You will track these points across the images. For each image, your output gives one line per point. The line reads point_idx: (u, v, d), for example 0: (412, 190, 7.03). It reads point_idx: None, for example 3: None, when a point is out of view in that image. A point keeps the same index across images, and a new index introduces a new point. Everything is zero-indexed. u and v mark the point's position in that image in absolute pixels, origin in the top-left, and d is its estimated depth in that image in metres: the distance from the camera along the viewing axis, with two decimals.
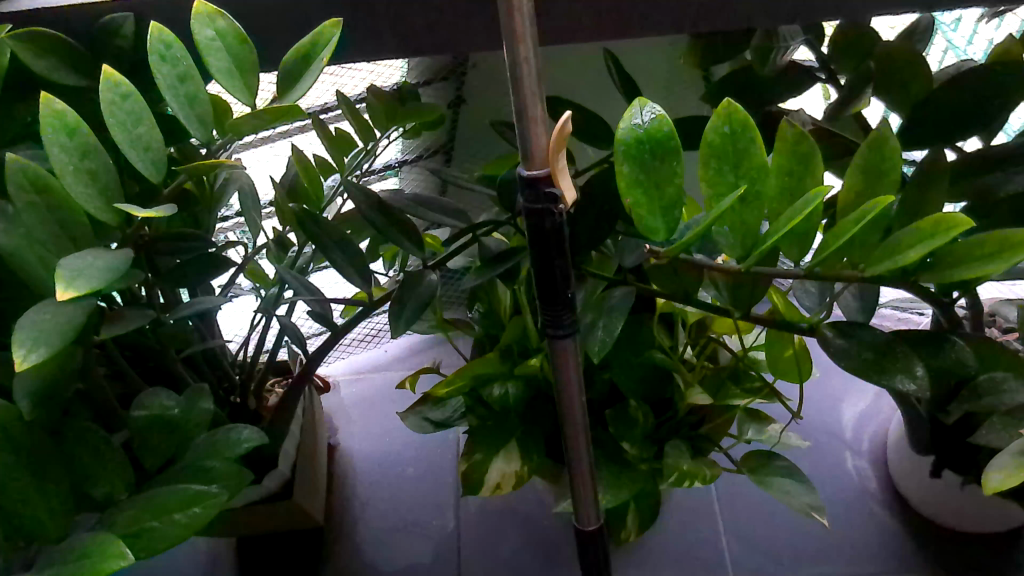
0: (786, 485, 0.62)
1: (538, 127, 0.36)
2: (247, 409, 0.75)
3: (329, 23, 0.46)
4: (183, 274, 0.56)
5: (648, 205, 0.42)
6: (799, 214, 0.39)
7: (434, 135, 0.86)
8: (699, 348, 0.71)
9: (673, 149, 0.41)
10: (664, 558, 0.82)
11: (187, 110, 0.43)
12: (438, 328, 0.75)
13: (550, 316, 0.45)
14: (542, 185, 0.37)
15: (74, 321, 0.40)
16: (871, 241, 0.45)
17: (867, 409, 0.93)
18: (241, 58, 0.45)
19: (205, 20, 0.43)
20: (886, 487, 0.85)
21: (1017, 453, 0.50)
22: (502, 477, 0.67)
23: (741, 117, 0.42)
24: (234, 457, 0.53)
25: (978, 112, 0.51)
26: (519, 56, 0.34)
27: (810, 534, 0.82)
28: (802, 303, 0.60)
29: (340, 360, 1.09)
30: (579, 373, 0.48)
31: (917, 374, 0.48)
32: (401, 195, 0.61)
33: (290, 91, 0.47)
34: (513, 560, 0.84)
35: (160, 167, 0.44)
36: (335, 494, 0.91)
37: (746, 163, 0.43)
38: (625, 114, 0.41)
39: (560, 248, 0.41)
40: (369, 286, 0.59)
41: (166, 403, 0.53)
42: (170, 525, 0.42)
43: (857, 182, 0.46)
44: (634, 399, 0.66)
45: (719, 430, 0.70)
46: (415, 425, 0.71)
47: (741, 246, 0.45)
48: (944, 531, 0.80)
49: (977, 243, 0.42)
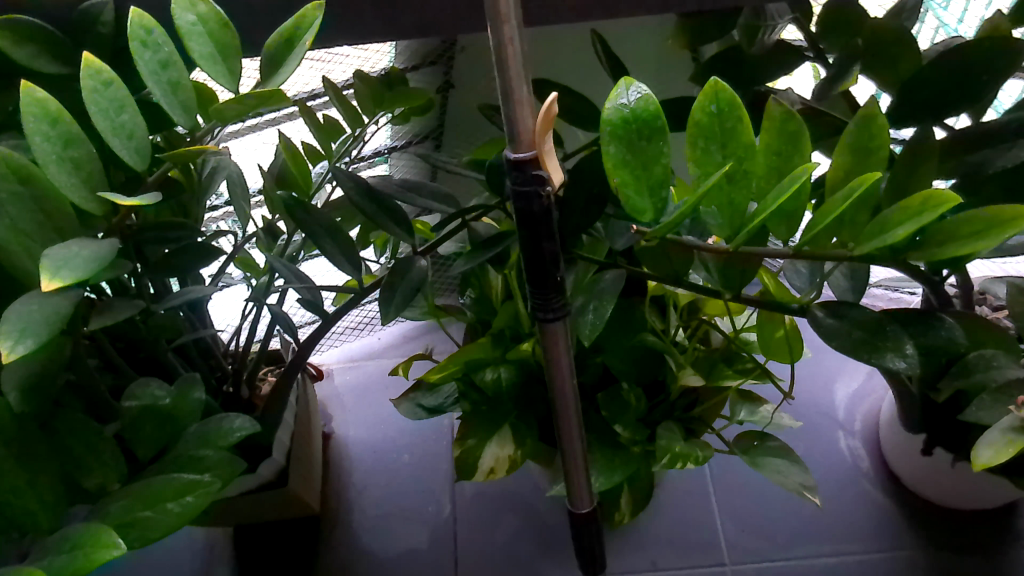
0: (778, 465, 0.62)
1: (525, 109, 0.36)
2: (240, 398, 0.75)
3: (311, 6, 0.44)
4: (172, 263, 0.56)
5: (636, 184, 0.41)
6: (786, 191, 0.39)
7: (423, 121, 0.86)
8: (691, 330, 0.72)
9: (660, 129, 0.40)
10: (659, 540, 0.82)
11: (171, 97, 0.43)
12: (430, 314, 0.74)
13: (540, 299, 0.45)
14: (530, 168, 0.38)
15: (60, 312, 0.40)
16: (861, 219, 0.45)
17: (860, 389, 0.94)
18: (223, 42, 0.44)
19: (185, 5, 0.42)
20: (878, 465, 0.86)
21: (1005, 431, 0.50)
22: (496, 462, 0.67)
23: (729, 97, 0.41)
24: (228, 446, 0.53)
25: (966, 89, 0.51)
26: (504, 36, 0.34)
27: (803, 512, 0.83)
28: (792, 283, 0.59)
29: (332, 349, 1.08)
30: (569, 355, 0.49)
31: (907, 352, 0.48)
32: (390, 181, 0.61)
33: (272, 76, 0.45)
34: (510, 543, 0.84)
35: (144, 155, 0.43)
36: (331, 482, 0.91)
37: (734, 142, 0.42)
38: (611, 94, 0.40)
39: (549, 231, 0.41)
40: (360, 273, 0.59)
41: (158, 393, 0.53)
42: (164, 515, 0.42)
43: (845, 161, 0.45)
44: (626, 382, 0.66)
45: (711, 412, 0.70)
46: (408, 412, 0.71)
47: (729, 225, 0.44)
48: (935, 509, 0.81)
49: (965, 220, 0.42)
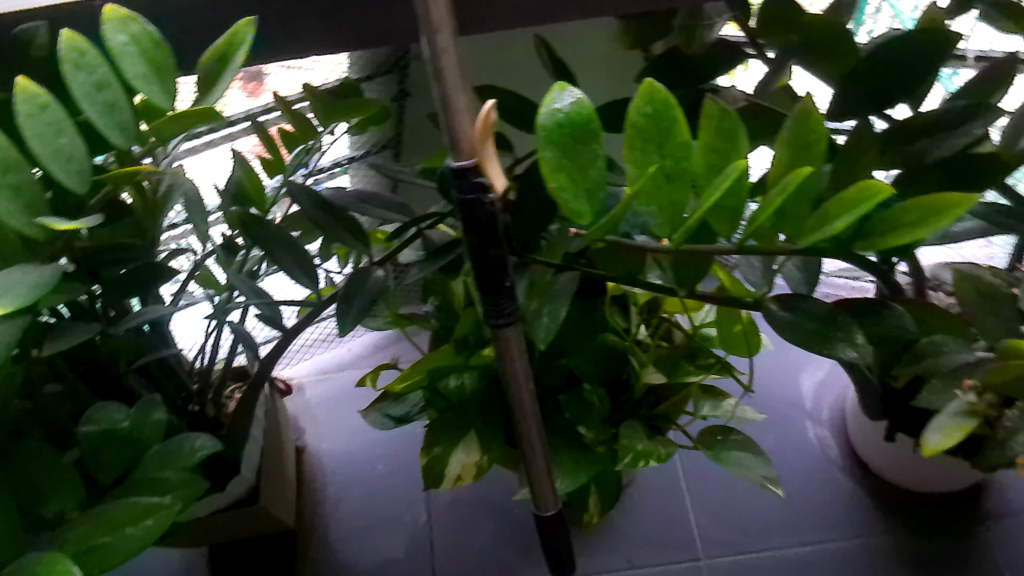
0: (743, 459, 0.63)
1: (463, 117, 0.37)
2: (206, 417, 0.75)
3: (242, 22, 0.44)
4: (128, 284, 0.55)
5: (573, 187, 0.41)
6: (720, 187, 0.39)
7: (381, 130, 0.85)
8: (653, 328, 0.73)
9: (594, 132, 0.40)
10: (635, 537, 0.83)
11: (108, 119, 0.42)
12: (393, 324, 0.73)
13: (491, 304, 0.45)
14: (472, 175, 0.38)
15: (6, 339, 0.39)
16: (803, 211, 0.45)
17: (826, 378, 0.94)
18: (158, 62, 0.43)
19: (117, 25, 0.42)
20: (847, 453, 0.87)
21: (952, 416, 0.55)
22: (463, 469, 0.67)
23: (662, 97, 0.41)
24: (191, 466, 0.53)
25: (902, 81, 0.52)
26: (439, 47, 0.35)
27: (776, 503, 0.83)
28: (746, 278, 0.59)
29: (301, 362, 1.06)
30: (523, 359, 0.49)
31: (858, 341, 0.49)
32: (344, 192, 0.60)
33: (207, 95, 0.44)
34: (487, 549, 0.84)
35: (85, 178, 0.43)
36: (305, 496, 0.91)
37: (671, 142, 0.42)
38: (546, 99, 0.40)
39: (496, 236, 0.41)
40: (318, 285, 0.60)
41: (116, 417, 0.52)
42: (124, 540, 0.42)
43: (784, 157, 0.45)
44: (589, 383, 0.67)
45: (677, 408, 0.70)
46: (376, 423, 0.71)
47: (669, 223, 0.44)
48: (904, 494, 0.82)
49: (902, 211, 0.43)
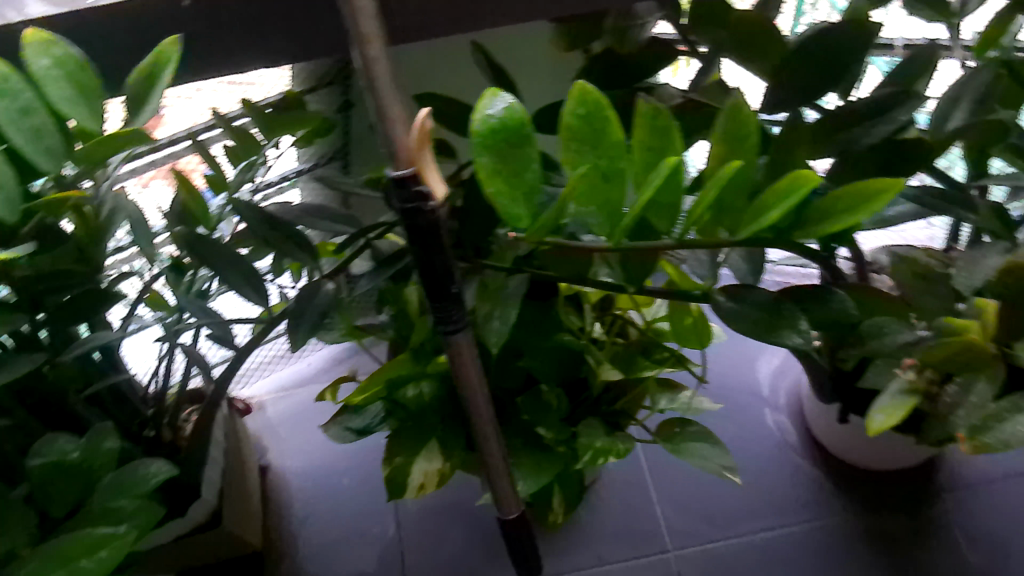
0: (701, 449, 0.64)
1: (398, 127, 0.37)
2: (162, 442, 0.73)
3: (168, 40, 0.43)
4: (75, 309, 0.54)
5: (510, 192, 0.42)
6: (651, 185, 0.40)
7: (327, 142, 0.85)
8: (608, 325, 0.74)
9: (526, 136, 0.41)
10: (604, 533, 0.83)
11: (35, 144, 0.41)
12: (348, 336, 0.73)
13: (439, 311, 0.45)
14: (411, 184, 0.37)
15: None
16: (739, 203, 0.46)
17: (782, 365, 0.96)
18: (83, 83, 0.42)
19: (39, 49, 0.41)
20: (805, 437, 0.89)
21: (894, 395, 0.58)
22: (426, 477, 0.67)
23: (594, 99, 0.41)
24: (146, 493, 0.52)
25: (829, 71, 0.53)
26: (370, 57, 0.36)
27: (739, 490, 0.85)
28: (694, 272, 0.59)
29: (262, 380, 1.05)
30: (476, 364, 0.49)
31: (802, 327, 0.50)
32: (288, 207, 0.59)
33: (136, 114, 0.44)
34: (458, 555, 0.84)
35: (15, 206, 0.42)
36: (271, 514, 0.90)
37: (605, 143, 0.42)
38: (478, 105, 0.40)
39: (439, 244, 0.41)
40: (268, 301, 0.59)
41: (65, 448, 0.50)
42: (78, 573, 0.41)
43: (718, 151, 0.46)
44: (547, 383, 0.67)
45: (633, 403, 0.72)
46: (336, 437, 0.71)
47: (608, 223, 0.45)
48: (861, 473, 0.84)
49: (834, 199, 0.44)
